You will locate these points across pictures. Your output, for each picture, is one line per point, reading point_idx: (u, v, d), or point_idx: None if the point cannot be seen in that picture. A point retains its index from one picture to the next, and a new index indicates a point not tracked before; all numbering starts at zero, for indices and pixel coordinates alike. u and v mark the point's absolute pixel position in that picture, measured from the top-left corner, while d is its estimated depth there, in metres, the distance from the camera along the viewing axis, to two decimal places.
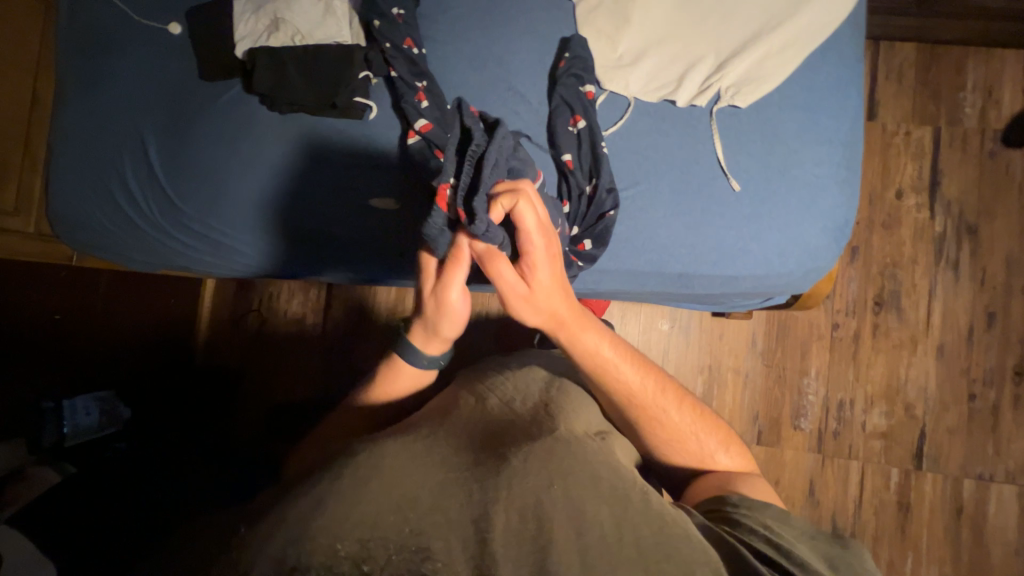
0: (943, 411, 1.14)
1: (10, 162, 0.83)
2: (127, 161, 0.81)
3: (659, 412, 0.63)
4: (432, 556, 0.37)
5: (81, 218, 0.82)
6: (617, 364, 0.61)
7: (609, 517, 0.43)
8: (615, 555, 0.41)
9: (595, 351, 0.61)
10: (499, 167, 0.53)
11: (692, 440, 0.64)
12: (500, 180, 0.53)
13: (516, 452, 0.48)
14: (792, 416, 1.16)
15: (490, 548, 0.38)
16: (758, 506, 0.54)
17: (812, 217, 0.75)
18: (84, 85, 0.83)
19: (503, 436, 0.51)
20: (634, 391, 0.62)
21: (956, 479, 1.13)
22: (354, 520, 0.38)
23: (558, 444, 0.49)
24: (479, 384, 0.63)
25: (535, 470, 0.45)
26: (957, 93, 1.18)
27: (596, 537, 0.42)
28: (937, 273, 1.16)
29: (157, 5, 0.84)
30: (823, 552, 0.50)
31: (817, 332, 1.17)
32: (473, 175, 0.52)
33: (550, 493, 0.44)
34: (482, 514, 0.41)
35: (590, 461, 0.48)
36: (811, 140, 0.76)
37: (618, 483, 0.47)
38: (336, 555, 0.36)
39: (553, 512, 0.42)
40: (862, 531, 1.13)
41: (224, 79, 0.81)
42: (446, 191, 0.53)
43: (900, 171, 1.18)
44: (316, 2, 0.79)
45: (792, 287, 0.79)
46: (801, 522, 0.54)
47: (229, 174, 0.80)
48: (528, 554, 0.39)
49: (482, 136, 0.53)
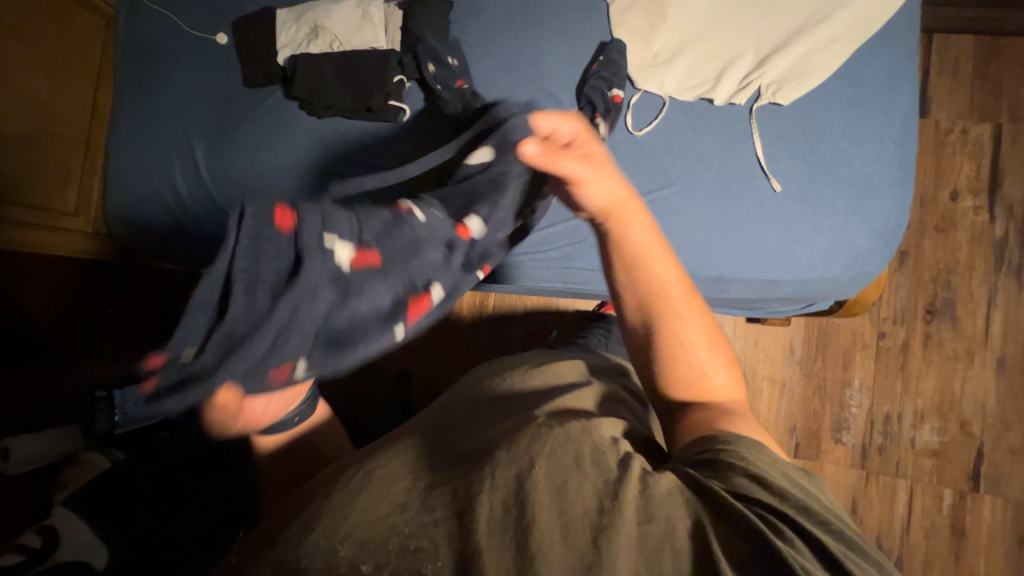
0: (1004, 429, 1.06)
1: (71, 165, 0.91)
2: (178, 167, 0.85)
3: (677, 315, 0.60)
4: (428, 555, 0.37)
5: (132, 218, 0.87)
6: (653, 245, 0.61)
7: (593, 494, 0.43)
8: (600, 530, 0.40)
9: (641, 229, 0.61)
10: (273, 337, 0.40)
11: (699, 363, 0.59)
12: (265, 357, 0.40)
13: (501, 444, 0.47)
14: (833, 429, 1.10)
15: (473, 540, 0.38)
16: (735, 439, 0.51)
17: (858, 218, 0.71)
18: (139, 92, 0.88)
19: (489, 427, 0.52)
20: (664, 276, 0.60)
21: (1018, 504, 1.04)
22: (352, 525, 0.40)
23: (544, 432, 0.47)
24: (478, 386, 0.63)
25: (518, 452, 0.45)
26: (1020, 87, 1.09)
27: (579, 513, 0.41)
28: (998, 281, 1.08)
29: (204, 16, 0.89)
30: (796, 482, 0.48)
31: (861, 341, 1.11)
32: (215, 354, 0.38)
33: (534, 475, 0.43)
34: (466, 506, 0.40)
35: (573, 439, 0.47)
36: (858, 138, 0.72)
37: (605, 464, 0.45)
38: (336, 557, 0.37)
39: (535, 497, 0.41)
40: (910, 555, 1.06)
41: (266, 86, 0.85)
42: (158, 364, 0.38)
43: (955, 171, 1.10)
44: (353, 10, 0.81)
45: (836, 293, 0.75)
46: (772, 450, 0.52)
47: (270, 176, 0.84)
48: (511, 540, 0.38)
49: (265, 296, 0.39)
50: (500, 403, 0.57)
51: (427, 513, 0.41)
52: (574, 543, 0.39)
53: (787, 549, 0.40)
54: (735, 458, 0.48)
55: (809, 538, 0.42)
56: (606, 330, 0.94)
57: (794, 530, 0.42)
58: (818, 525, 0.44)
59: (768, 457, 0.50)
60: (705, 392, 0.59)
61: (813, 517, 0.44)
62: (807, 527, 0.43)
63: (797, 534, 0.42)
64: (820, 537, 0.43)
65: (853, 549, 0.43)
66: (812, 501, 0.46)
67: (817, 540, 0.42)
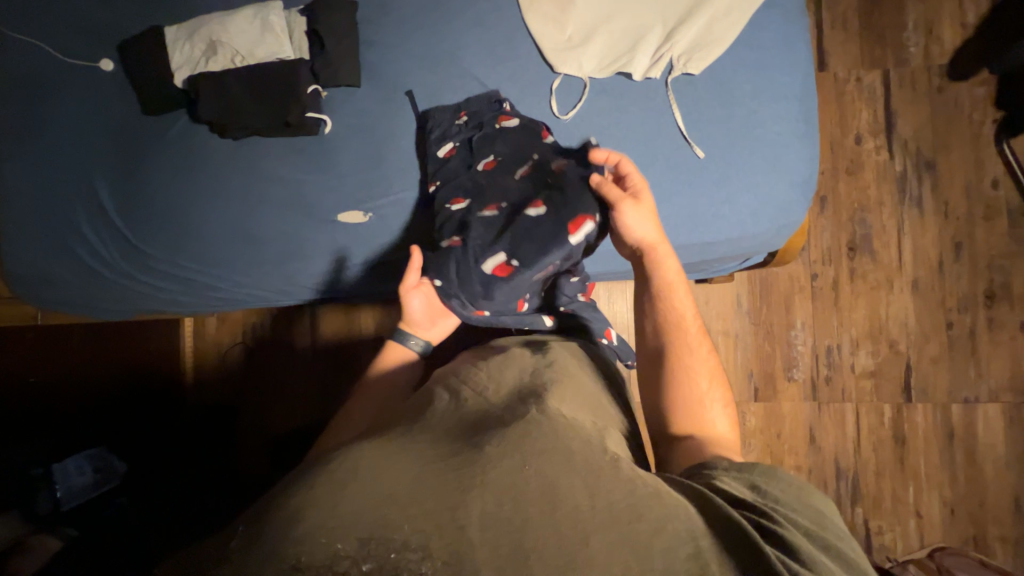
0: (925, 342, 1.18)
1: None
2: (82, 211, 0.79)
3: (690, 355, 0.62)
4: (431, 556, 0.41)
5: (38, 274, 0.80)
6: (679, 288, 0.64)
7: (583, 486, 0.46)
8: (592, 522, 0.43)
9: (671, 274, 0.64)
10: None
11: (699, 402, 0.60)
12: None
13: (490, 438, 0.50)
14: (784, 368, 1.19)
15: (468, 537, 0.41)
16: (745, 468, 0.53)
17: (778, 174, 0.75)
18: (17, 135, 0.79)
19: (482, 419, 0.54)
20: (685, 320, 0.63)
21: (944, 406, 1.17)
22: (345, 523, 0.42)
23: (535, 429, 0.50)
24: (456, 378, 0.62)
25: (508, 448, 0.48)
26: (900, 34, 1.20)
27: (570, 505, 0.44)
28: (904, 212, 1.20)
29: (85, 40, 0.80)
30: (806, 506, 0.49)
31: (797, 284, 1.20)
32: None
33: (525, 473, 0.46)
34: (460, 502, 0.43)
35: (563, 437, 0.50)
36: (766, 97, 0.75)
37: (590, 455, 0.49)
38: (337, 552, 0.40)
39: (528, 490, 0.45)
40: (864, 468, 1.17)
41: (168, 111, 0.79)
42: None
43: (856, 117, 1.20)
44: (252, 20, 0.76)
45: (768, 246, 0.78)
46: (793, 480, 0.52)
47: (194, 208, 0.79)
48: (505, 534, 0.42)
49: None
50: (487, 390, 0.59)
51: (426, 518, 0.43)
52: (567, 536, 0.42)
53: (774, 552, 0.43)
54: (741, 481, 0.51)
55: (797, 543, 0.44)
56: None
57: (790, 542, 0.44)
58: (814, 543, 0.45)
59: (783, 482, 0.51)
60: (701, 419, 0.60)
61: (817, 540, 0.46)
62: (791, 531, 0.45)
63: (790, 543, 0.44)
64: (818, 554, 0.44)
65: (849, 567, 0.45)
66: (822, 525, 0.48)
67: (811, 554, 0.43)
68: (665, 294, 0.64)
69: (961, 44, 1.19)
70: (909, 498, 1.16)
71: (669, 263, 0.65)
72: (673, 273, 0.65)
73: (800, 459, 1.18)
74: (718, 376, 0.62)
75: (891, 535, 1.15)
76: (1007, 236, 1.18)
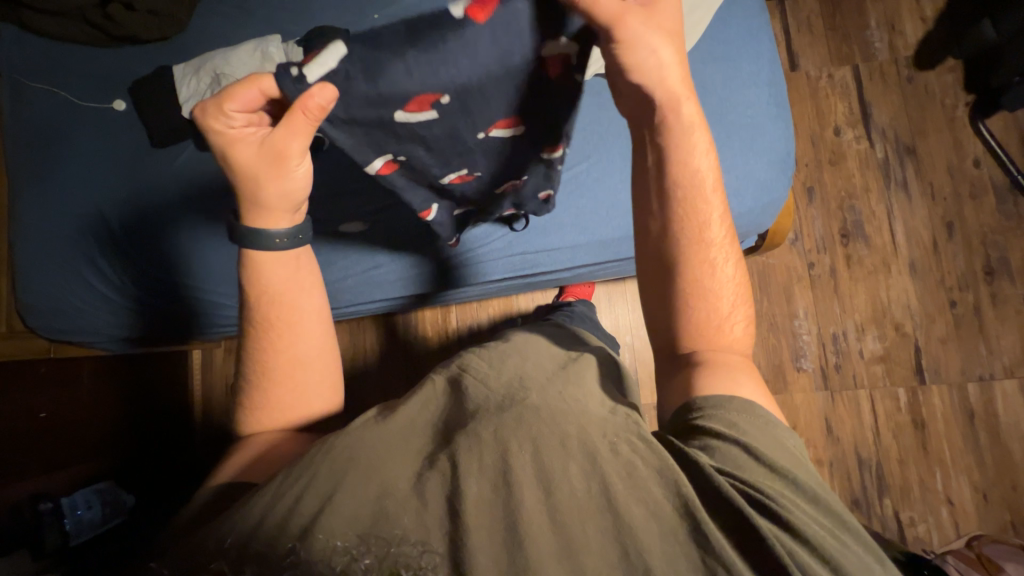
0: (931, 322, 1.18)
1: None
2: (92, 239, 0.84)
3: (711, 272, 0.57)
4: (431, 549, 0.41)
5: (50, 305, 0.84)
6: (708, 193, 0.57)
7: (580, 473, 0.45)
8: (587, 507, 0.43)
9: (697, 171, 0.56)
10: None
11: (716, 316, 0.57)
12: None
13: (483, 422, 0.49)
14: (792, 359, 1.19)
15: (462, 523, 0.41)
16: (723, 405, 0.51)
17: (757, 154, 0.78)
18: (34, 175, 0.84)
19: (473, 405, 0.53)
20: (711, 232, 0.57)
21: (960, 386, 1.15)
22: (341, 520, 0.42)
23: (529, 414, 0.50)
24: (452, 366, 0.61)
25: (503, 434, 0.47)
26: (864, 32, 1.26)
27: (565, 492, 0.44)
28: (891, 197, 1.22)
29: (98, 86, 0.86)
30: (780, 445, 0.49)
31: (795, 274, 1.21)
32: None
33: (521, 457, 0.46)
34: (454, 491, 0.43)
35: (557, 421, 0.49)
36: (736, 86, 0.79)
37: (587, 437, 0.48)
38: (336, 550, 0.40)
39: (523, 477, 0.44)
40: (887, 457, 1.14)
41: (176, 142, 0.84)
42: None
43: (832, 110, 1.25)
44: (254, 54, 0.79)
45: (755, 225, 0.81)
46: (766, 411, 0.52)
47: (201, 234, 0.86)
48: (500, 520, 0.42)
49: None
50: (487, 375, 0.57)
51: (422, 512, 0.43)
52: (563, 527, 0.42)
53: (769, 528, 0.42)
54: (722, 435, 0.49)
55: (787, 506, 0.44)
56: (566, 312, 0.91)
57: (779, 505, 0.44)
58: (800, 496, 0.46)
59: (758, 420, 0.50)
60: (721, 329, 0.57)
61: (796, 487, 0.46)
62: (781, 495, 0.45)
63: (779, 503, 0.44)
64: (797, 505, 0.45)
65: (832, 516, 0.46)
66: (797, 466, 0.48)
67: (796, 514, 0.43)
68: (693, 198, 0.56)
69: (924, 36, 1.25)
70: (938, 486, 1.12)
71: (700, 154, 0.55)
72: (705, 170, 0.56)
73: (819, 451, 1.15)
74: (742, 293, 0.60)
75: (925, 526, 1.11)
76: (995, 212, 1.20)
